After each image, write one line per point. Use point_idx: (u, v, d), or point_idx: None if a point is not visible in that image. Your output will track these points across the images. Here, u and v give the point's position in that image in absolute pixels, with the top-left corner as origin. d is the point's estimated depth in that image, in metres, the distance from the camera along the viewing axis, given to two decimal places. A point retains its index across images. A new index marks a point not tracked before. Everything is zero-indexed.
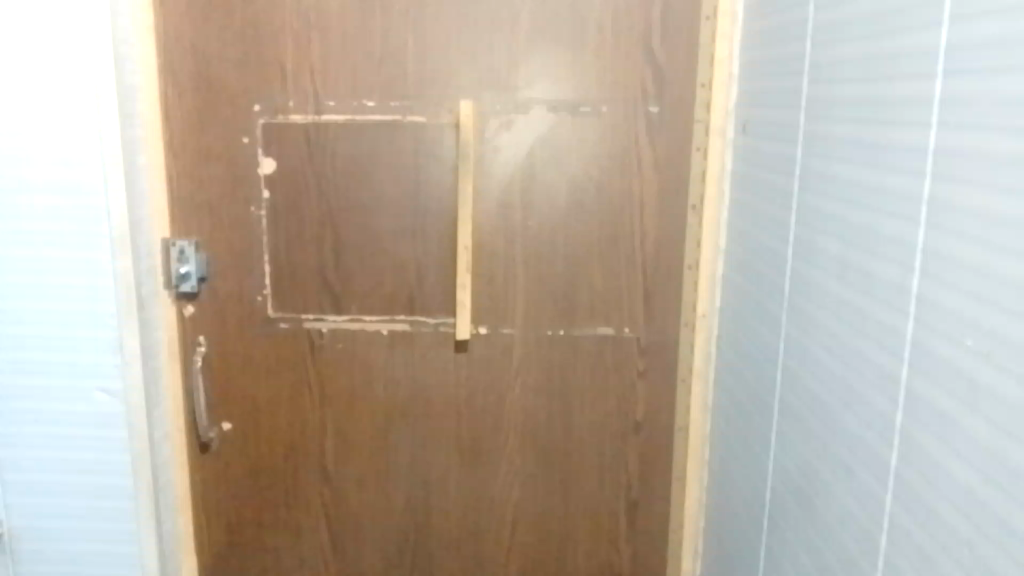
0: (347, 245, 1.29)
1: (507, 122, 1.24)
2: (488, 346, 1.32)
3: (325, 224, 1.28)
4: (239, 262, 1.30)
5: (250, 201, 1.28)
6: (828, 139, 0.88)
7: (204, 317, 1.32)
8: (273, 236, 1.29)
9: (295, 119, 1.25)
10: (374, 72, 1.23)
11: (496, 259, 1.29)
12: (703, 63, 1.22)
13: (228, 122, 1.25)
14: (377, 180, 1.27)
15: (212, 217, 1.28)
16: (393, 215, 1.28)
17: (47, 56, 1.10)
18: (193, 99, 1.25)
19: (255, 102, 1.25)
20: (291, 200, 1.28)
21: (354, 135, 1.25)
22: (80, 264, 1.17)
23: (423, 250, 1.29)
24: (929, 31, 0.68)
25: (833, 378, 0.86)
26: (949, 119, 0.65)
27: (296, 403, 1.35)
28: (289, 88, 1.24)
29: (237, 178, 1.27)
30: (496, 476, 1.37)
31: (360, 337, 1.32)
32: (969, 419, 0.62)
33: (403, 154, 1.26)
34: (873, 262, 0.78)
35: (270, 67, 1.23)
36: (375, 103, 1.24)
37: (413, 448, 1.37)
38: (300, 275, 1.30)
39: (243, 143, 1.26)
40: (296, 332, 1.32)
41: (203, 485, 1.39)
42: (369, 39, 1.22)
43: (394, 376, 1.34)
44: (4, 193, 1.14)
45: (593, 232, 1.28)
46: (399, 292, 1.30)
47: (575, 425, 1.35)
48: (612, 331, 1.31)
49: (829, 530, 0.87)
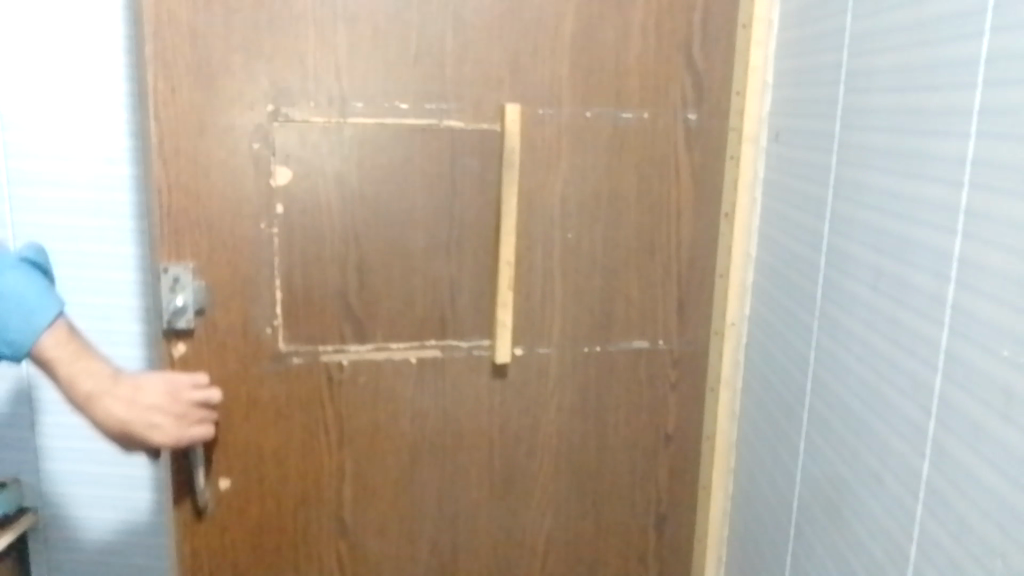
0: (372, 264, 1.20)
1: (557, 131, 1.22)
2: (523, 370, 1.29)
3: (348, 243, 1.19)
4: (243, 288, 1.16)
5: (260, 219, 1.15)
6: (864, 148, 0.88)
7: (199, 358, 1.17)
8: (286, 258, 1.17)
9: (315, 121, 1.14)
10: (408, 69, 1.16)
11: (535, 273, 1.25)
12: (739, 72, 1.23)
13: (233, 126, 1.12)
14: (407, 195, 1.19)
15: (213, 237, 1.14)
16: (426, 233, 1.21)
17: (93, 59, 1.16)
18: (189, 95, 1.10)
19: (271, 101, 1.12)
20: (307, 221, 1.17)
21: (383, 144, 1.17)
22: (120, 259, 1.23)
23: (457, 267, 1.23)
24: (968, 40, 0.68)
25: (865, 388, 0.86)
26: (988, 129, 0.65)
27: (310, 446, 1.24)
28: (310, 86, 1.13)
29: (247, 192, 1.14)
30: (528, 506, 1.34)
31: (385, 367, 1.24)
32: (1005, 430, 0.62)
33: (440, 165, 1.19)
34: (908, 272, 0.77)
35: (288, 62, 1.12)
36: (409, 105, 1.17)
37: (444, 484, 1.30)
38: (317, 299, 1.20)
39: (254, 149, 1.13)
40: (312, 365, 1.22)
41: (195, 555, 1.24)
42: (404, 37, 1.15)
43: (423, 409, 1.27)
44: (48, 189, 1.20)
45: (632, 243, 1.27)
46: (430, 314, 1.24)
47: (607, 441, 1.34)
48: (646, 344, 1.31)
49: (858, 542, 0.87)
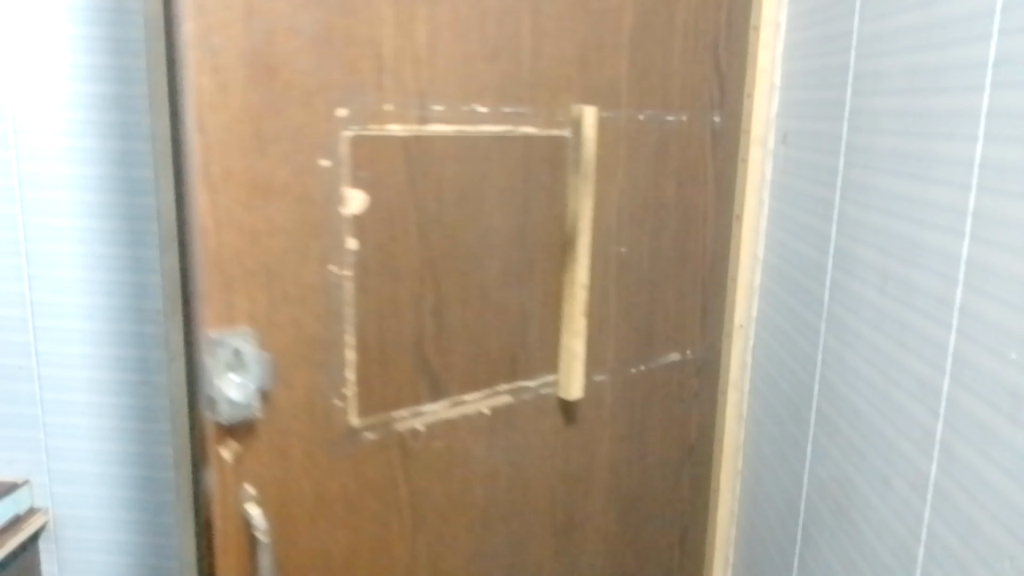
0: (450, 301, 0.93)
1: (616, 132, 1.06)
2: (592, 402, 1.13)
3: (426, 279, 0.90)
4: (308, 349, 0.82)
5: (326, 259, 0.82)
6: (873, 150, 0.88)
7: (258, 456, 0.80)
8: (362, 306, 0.86)
9: (393, 129, 0.85)
10: (483, 66, 0.91)
11: (597, 295, 1.09)
12: (749, 73, 1.22)
13: (303, 136, 0.77)
14: (483, 212, 0.95)
15: (269, 286, 0.78)
16: (500, 256, 0.97)
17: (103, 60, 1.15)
18: (248, 77, 0.73)
19: (338, 102, 0.80)
20: (385, 250, 0.86)
21: (461, 151, 0.91)
22: (129, 262, 1.21)
23: (529, 296, 1.02)
24: (976, 44, 0.69)
25: (874, 391, 0.86)
26: (996, 131, 0.65)
27: (383, 547, 0.93)
28: (383, 83, 0.83)
29: (312, 222, 0.80)
30: (582, 550, 1.18)
31: (461, 424, 0.98)
32: (1012, 432, 0.62)
33: (513, 175, 0.96)
34: (917, 274, 0.77)
35: (361, 52, 0.81)
36: (488, 110, 0.93)
37: (513, 550, 1.09)
38: (393, 355, 0.89)
39: (322, 166, 0.79)
40: (384, 440, 0.90)
41: None
42: (482, 20, 0.90)
43: (494, 465, 1.03)
44: (55, 189, 1.18)
45: (667, 253, 1.17)
46: (502, 354, 1.01)
47: (655, 464, 1.24)
48: (679, 356, 1.24)
49: (866, 544, 0.87)
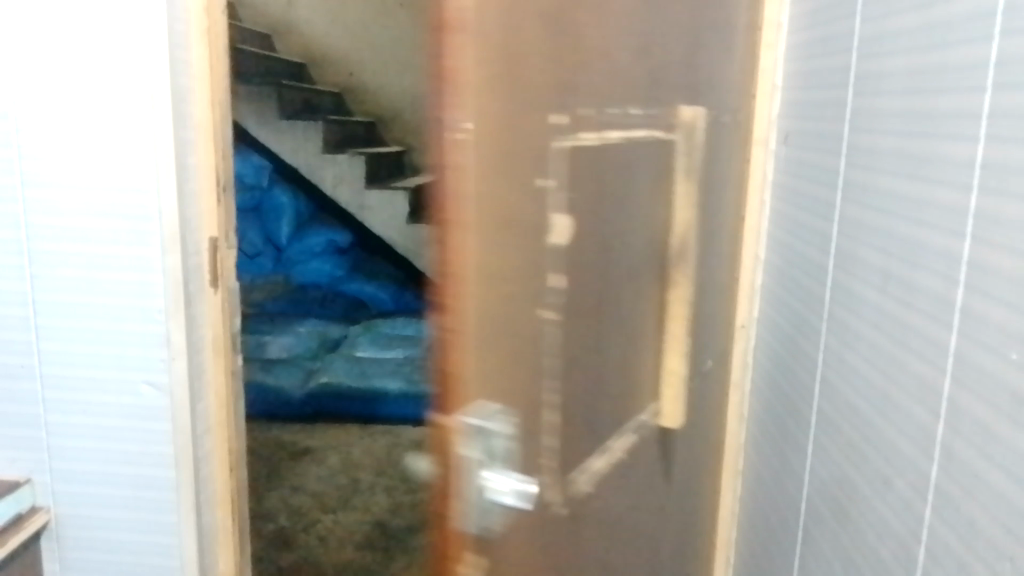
0: (606, 332, 0.88)
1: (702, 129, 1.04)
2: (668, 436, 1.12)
3: (597, 309, 0.84)
4: (531, 408, 0.73)
5: (542, 301, 0.73)
6: (874, 151, 0.88)
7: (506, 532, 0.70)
8: (565, 350, 0.78)
9: (587, 139, 0.78)
10: (631, 62, 0.86)
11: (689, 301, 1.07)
12: (751, 74, 1.22)
13: (535, 148, 0.69)
14: (625, 231, 0.90)
15: (508, 334, 0.68)
16: (631, 282, 0.93)
17: (104, 60, 1.14)
18: (501, 72, 0.62)
19: (557, 110, 0.72)
20: (576, 285, 0.79)
21: (619, 164, 0.87)
22: (132, 261, 1.21)
23: (643, 314, 0.98)
24: (977, 45, 0.69)
25: (874, 391, 0.86)
26: (998, 132, 0.65)
27: None
28: (579, 82, 0.75)
29: (534, 256, 0.71)
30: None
31: (604, 472, 0.92)
32: (1012, 433, 0.62)
33: (641, 178, 0.93)
34: (918, 275, 0.77)
35: (568, 43, 0.73)
36: (637, 113, 0.89)
37: None
38: (575, 405, 0.82)
39: (545, 188, 0.71)
40: (559, 505, 0.82)
41: None
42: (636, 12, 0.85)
43: (617, 513, 0.99)
44: (60, 190, 1.19)
45: (705, 256, 1.12)
46: (627, 384, 0.96)
47: (687, 473, 1.23)
48: (710, 363, 1.23)
49: (867, 544, 0.87)
